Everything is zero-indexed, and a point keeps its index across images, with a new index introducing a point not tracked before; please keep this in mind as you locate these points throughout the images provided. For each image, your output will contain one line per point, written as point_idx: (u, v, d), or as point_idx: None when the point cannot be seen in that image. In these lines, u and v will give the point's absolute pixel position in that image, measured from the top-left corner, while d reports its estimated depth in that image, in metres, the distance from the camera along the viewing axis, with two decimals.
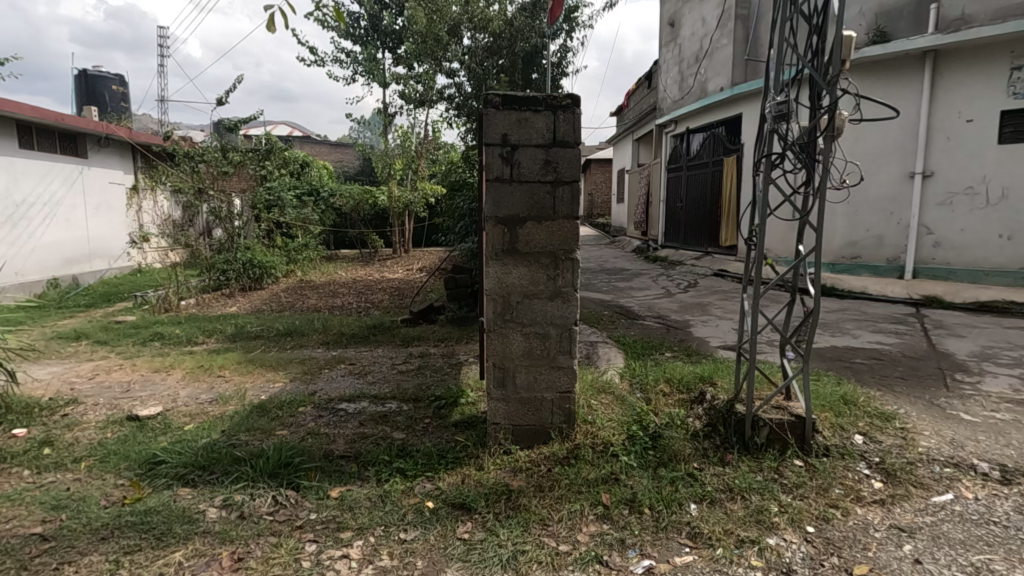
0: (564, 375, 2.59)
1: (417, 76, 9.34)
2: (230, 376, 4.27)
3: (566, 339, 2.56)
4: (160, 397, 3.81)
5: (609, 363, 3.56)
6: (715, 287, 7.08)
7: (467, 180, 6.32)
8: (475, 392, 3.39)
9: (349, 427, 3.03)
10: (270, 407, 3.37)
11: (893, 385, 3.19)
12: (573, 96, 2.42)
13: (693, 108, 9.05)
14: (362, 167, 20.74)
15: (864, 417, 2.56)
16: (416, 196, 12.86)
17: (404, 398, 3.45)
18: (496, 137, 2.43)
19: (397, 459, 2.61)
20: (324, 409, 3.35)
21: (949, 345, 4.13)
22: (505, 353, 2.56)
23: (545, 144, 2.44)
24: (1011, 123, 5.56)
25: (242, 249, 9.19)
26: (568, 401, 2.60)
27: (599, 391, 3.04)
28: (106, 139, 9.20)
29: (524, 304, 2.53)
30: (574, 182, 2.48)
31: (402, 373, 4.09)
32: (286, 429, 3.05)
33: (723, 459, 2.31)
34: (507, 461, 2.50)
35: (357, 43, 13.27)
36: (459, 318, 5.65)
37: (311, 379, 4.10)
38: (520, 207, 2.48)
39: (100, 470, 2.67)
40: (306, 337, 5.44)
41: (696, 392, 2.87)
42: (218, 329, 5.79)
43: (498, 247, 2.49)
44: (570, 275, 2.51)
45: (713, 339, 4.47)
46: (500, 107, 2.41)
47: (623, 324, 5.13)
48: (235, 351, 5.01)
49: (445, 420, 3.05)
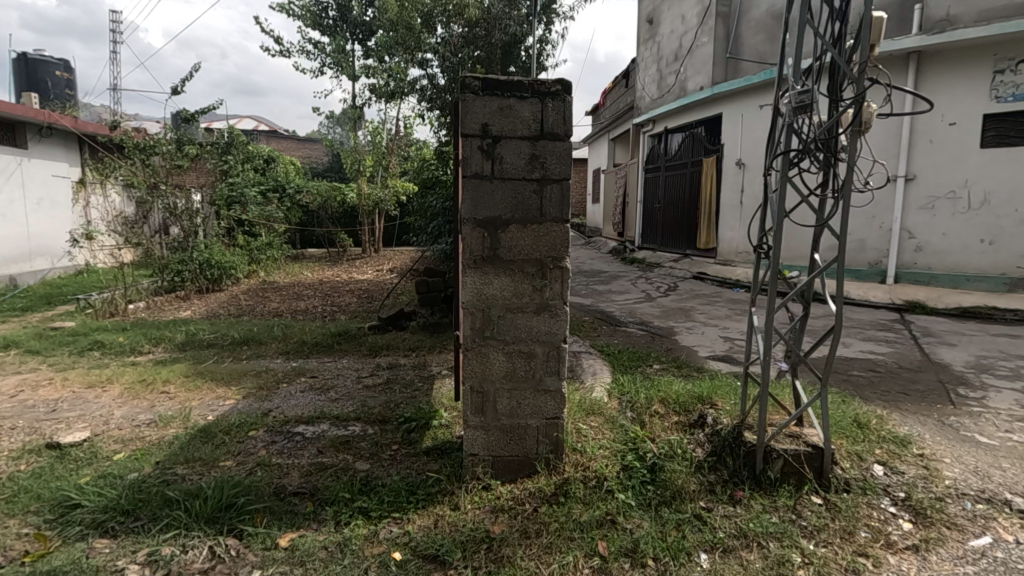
0: (551, 400, 2.28)
1: (388, 70, 8.95)
2: (175, 393, 3.82)
3: (553, 358, 2.25)
4: (90, 419, 3.35)
5: (596, 377, 3.28)
6: (696, 291, 6.89)
7: (440, 178, 5.96)
8: (449, 413, 3.06)
9: (305, 457, 2.67)
10: (215, 432, 2.97)
11: (898, 402, 2.98)
12: (563, 82, 2.13)
13: (670, 107, 8.89)
14: (329, 163, 20.11)
15: (881, 444, 2.32)
16: (386, 193, 12.41)
17: (369, 418, 3.10)
18: (475, 127, 2.11)
19: (359, 497, 2.27)
20: (278, 433, 2.97)
21: (943, 355, 3.98)
22: (484, 375, 2.25)
23: (532, 135, 2.14)
24: (993, 126, 5.49)
25: (199, 248, 8.63)
26: (555, 429, 2.30)
27: (588, 412, 2.74)
28: (48, 129, 8.51)
29: (505, 320, 2.22)
30: (565, 179, 2.17)
31: (369, 389, 3.72)
32: (232, 459, 2.66)
33: (734, 495, 2.04)
34: (487, 500, 2.19)
35: (325, 34, 12.72)
36: (431, 324, 5.31)
37: (266, 396, 3.70)
38: (502, 207, 2.16)
39: (1, 514, 2.23)
40: (264, 345, 5.01)
41: (694, 414, 2.60)
42: (167, 336, 5.30)
43: (476, 253, 2.17)
44: (559, 286, 2.21)
45: (702, 348, 4.23)
46: (480, 92, 2.10)
47: (606, 332, 4.86)
48: (184, 362, 4.55)
49: (414, 447, 2.71)
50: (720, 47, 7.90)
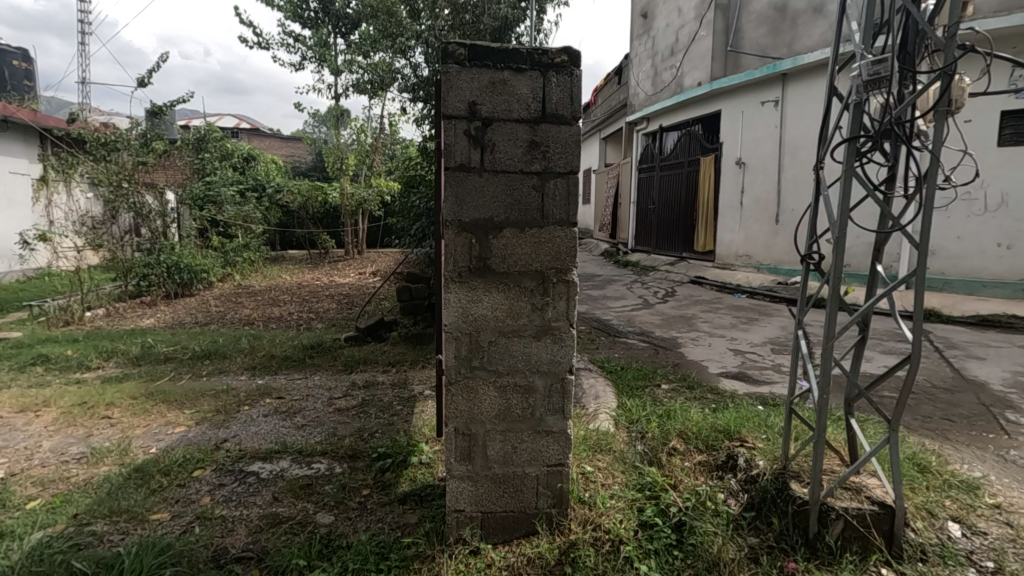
0: (554, 445, 1.87)
1: (371, 64, 8.45)
2: (119, 419, 3.34)
3: (556, 393, 1.84)
4: (9, 453, 2.87)
5: (598, 401, 2.88)
6: (696, 296, 6.54)
7: (424, 176, 5.52)
8: (430, 447, 2.64)
9: (256, 506, 2.21)
10: (153, 472, 2.51)
11: (945, 431, 2.61)
12: (570, 51, 1.72)
13: (667, 104, 8.54)
14: (312, 162, 19.50)
15: (950, 492, 1.92)
16: (370, 193, 11.93)
17: (337, 453, 2.65)
18: (461, 107, 1.69)
19: (317, 564, 1.82)
20: (228, 472, 2.52)
21: (975, 370, 3.64)
22: (472, 414, 1.82)
23: (531, 118, 1.72)
24: (1011, 124, 5.17)
25: (167, 249, 8.07)
26: (558, 478, 1.88)
27: (595, 449, 2.32)
28: (3, 122, 7.91)
29: (497, 347, 1.79)
30: (571, 173, 1.76)
31: (340, 414, 3.26)
32: (166, 511, 2.19)
33: (784, 568, 1.63)
34: (474, 569, 1.75)
35: (306, 27, 12.16)
36: (414, 335, 4.87)
37: (222, 422, 3.23)
38: (494, 208, 1.75)
39: None
40: (228, 360, 4.52)
41: (722, 453, 2.19)
42: (121, 349, 4.79)
43: (462, 264, 1.75)
44: (564, 304, 1.80)
45: (712, 364, 3.84)
46: (465, 64, 1.67)
47: (604, 344, 4.46)
48: (136, 380, 4.06)
49: (389, 493, 2.28)
50: (720, 40, 7.56)
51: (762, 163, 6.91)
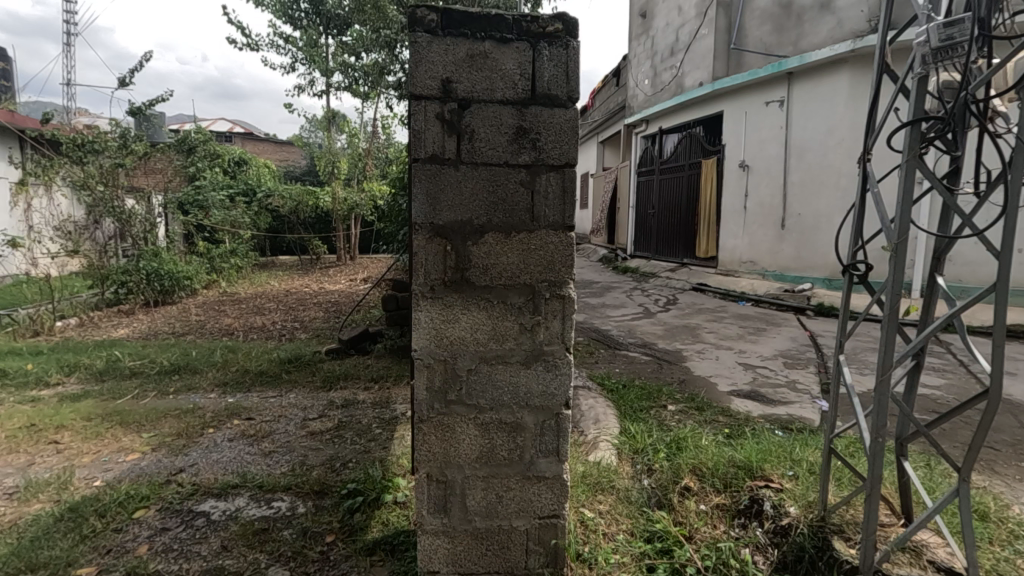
0: (548, 492, 1.56)
1: (363, 65, 8.17)
2: (67, 444, 3.00)
3: (550, 431, 1.53)
4: None
5: (599, 426, 2.57)
6: (698, 304, 6.26)
7: None
8: (407, 482, 2.32)
9: (199, 558, 1.89)
10: (89, 512, 2.18)
11: (993, 463, 2.31)
12: (565, 18, 1.41)
13: (666, 105, 8.27)
14: (306, 167, 19.26)
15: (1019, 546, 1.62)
16: (362, 198, 11.69)
17: (302, 490, 2.33)
18: (433, 86, 1.39)
19: None
20: (173, 513, 2.19)
21: (1009, 388, 3.35)
22: (449, 454, 1.51)
23: (518, 101, 1.42)
24: None
25: (147, 256, 7.72)
26: (552, 532, 1.57)
27: (596, 488, 2.00)
28: None
29: (478, 375, 1.48)
30: (566, 166, 1.46)
31: (312, 439, 2.94)
32: (93, 564, 1.88)
33: None
34: None
35: (297, 28, 11.85)
36: (400, 347, 4.56)
37: (181, 448, 2.90)
38: (473, 207, 1.44)
39: None
40: (198, 376, 4.19)
41: (743, 493, 1.88)
42: (84, 364, 4.45)
43: (435, 274, 1.44)
44: (558, 325, 1.49)
45: (721, 380, 3.53)
46: (438, 33, 1.37)
47: (604, 357, 4.16)
48: (94, 399, 3.72)
49: (355, 540, 1.96)
50: (722, 38, 7.30)
51: (768, 165, 6.63)
